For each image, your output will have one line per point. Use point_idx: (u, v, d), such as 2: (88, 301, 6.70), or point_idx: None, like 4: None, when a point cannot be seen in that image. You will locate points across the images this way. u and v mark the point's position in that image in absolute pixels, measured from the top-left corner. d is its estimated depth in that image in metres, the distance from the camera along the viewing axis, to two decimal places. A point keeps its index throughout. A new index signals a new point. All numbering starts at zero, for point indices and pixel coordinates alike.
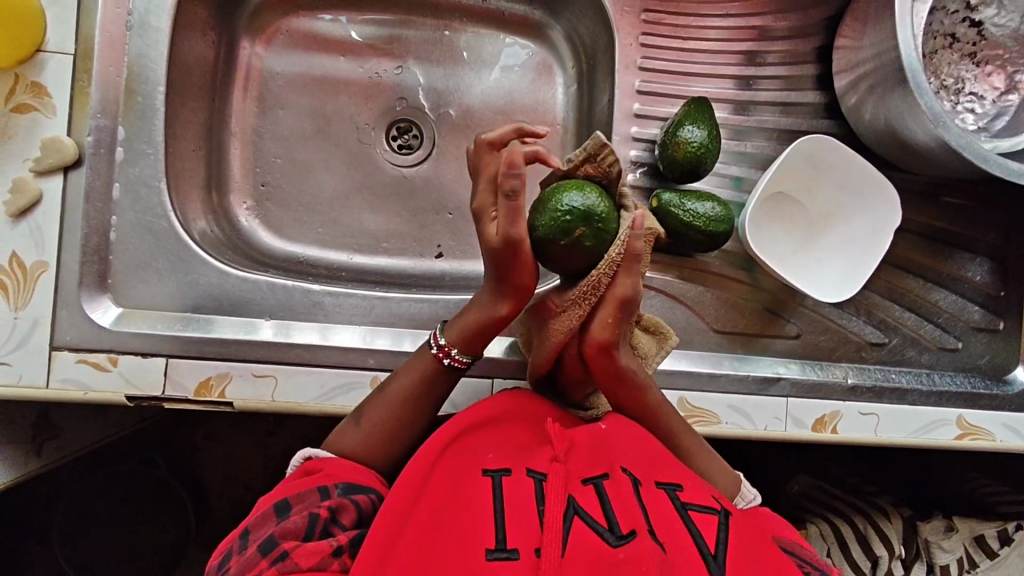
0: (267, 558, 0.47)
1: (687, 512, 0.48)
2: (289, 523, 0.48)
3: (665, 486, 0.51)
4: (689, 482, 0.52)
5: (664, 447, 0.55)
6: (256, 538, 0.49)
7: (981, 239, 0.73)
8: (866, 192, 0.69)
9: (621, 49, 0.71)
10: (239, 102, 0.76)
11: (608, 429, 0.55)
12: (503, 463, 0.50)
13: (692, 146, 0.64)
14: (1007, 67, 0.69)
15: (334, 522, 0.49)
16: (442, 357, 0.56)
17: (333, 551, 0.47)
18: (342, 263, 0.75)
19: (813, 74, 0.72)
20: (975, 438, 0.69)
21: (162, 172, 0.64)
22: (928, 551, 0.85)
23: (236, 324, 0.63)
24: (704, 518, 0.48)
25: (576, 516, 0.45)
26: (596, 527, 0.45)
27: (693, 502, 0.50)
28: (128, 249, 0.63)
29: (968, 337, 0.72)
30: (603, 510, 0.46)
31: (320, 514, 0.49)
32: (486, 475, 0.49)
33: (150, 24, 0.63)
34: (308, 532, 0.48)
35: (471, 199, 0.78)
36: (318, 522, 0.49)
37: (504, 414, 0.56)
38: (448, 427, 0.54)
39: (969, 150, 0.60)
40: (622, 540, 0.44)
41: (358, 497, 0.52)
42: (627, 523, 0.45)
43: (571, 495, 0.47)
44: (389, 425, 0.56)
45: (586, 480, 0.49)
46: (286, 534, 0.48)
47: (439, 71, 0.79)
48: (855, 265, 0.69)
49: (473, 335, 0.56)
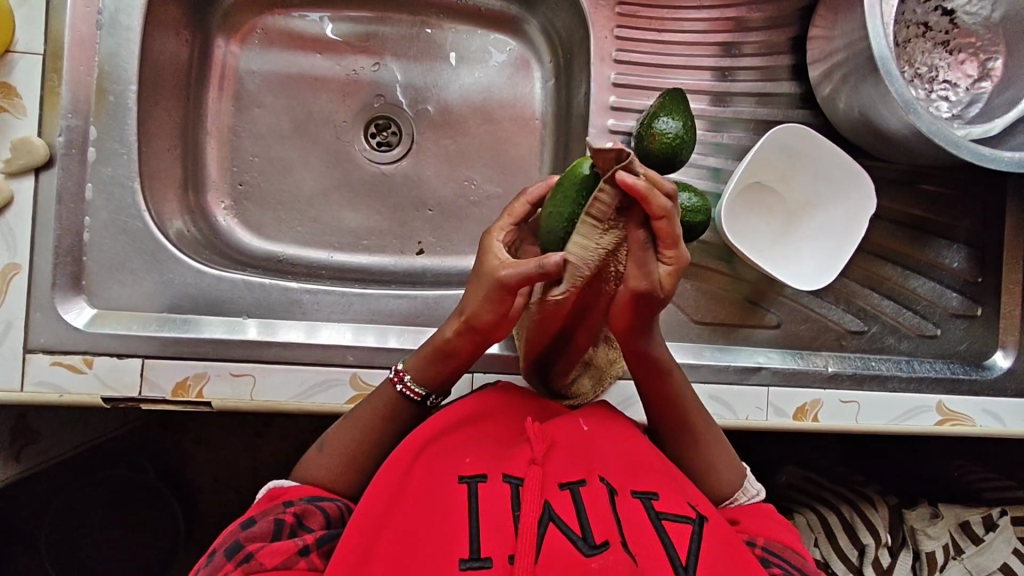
0: (232, 560, 0.48)
1: (661, 522, 0.49)
2: (256, 528, 0.50)
3: (641, 496, 0.51)
4: (666, 489, 0.52)
5: (643, 445, 0.57)
6: (219, 547, 0.50)
7: (958, 226, 0.73)
8: (842, 182, 0.69)
9: (597, 43, 0.71)
10: (215, 100, 0.75)
11: (591, 432, 0.55)
12: (479, 468, 0.50)
13: (667, 137, 0.62)
14: (979, 55, 0.70)
15: (301, 525, 0.51)
16: (397, 383, 0.58)
17: (299, 550, 0.49)
18: (322, 261, 0.75)
19: (788, 65, 0.72)
20: (955, 424, 0.69)
21: (135, 171, 0.63)
22: (915, 539, 0.86)
23: (215, 324, 0.63)
24: (678, 529, 0.49)
25: (551, 523, 0.46)
26: (570, 536, 0.46)
27: (668, 511, 0.50)
28: (102, 250, 0.62)
29: (947, 323, 0.72)
30: (578, 518, 0.47)
31: (287, 518, 0.51)
32: (461, 482, 0.49)
33: (120, 23, 0.63)
34: (275, 534, 0.50)
35: (451, 195, 0.78)
36: (284, 526, 0.51)
37: (481, 414, 0.56)
38: (424, 429, 0.55)
39: (940, 137, 0.60)
40: (594, 550, 0.45)
41: (325, 505, 0.54)
42: (601, 533, 0.46)
43: (547, 501, 0.47)
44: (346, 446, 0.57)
45: (563, 484, 0.49)
46: (252, 538, 0.50)
47: (417, 68, 0.79)
48: (833, 253, 0.69)
49: (427, 363, 0.57)
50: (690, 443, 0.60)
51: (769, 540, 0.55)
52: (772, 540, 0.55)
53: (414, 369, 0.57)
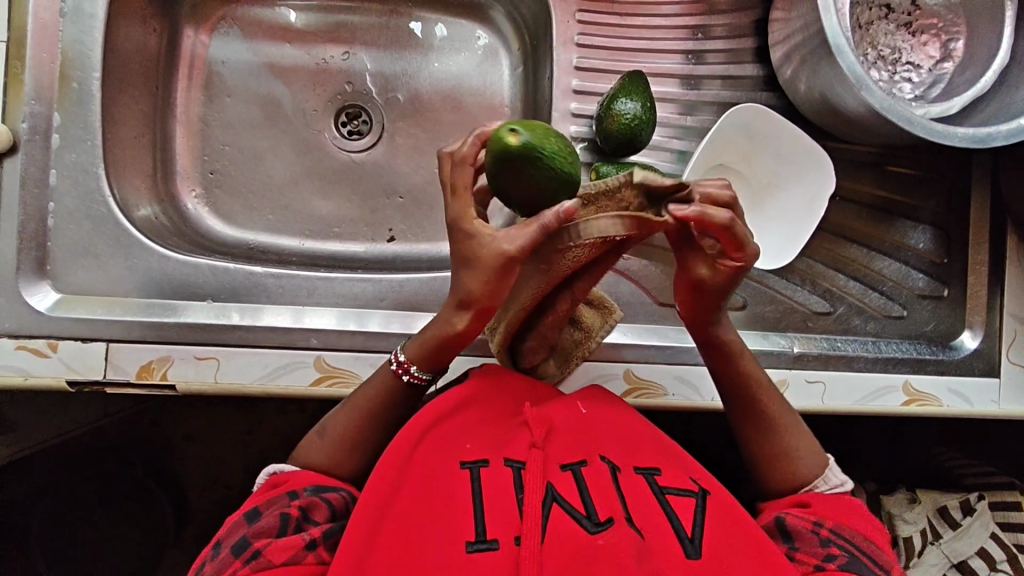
0: (239, 558, 0.48)
1: (664, 497, 0.50)
2: (263, 523, 0.50)
3: (643, 472, 0.52)
4: (666, 465, 0.53)
5: (642, 425, 0.56)
6: (228, 543, 0.50)
7: (924, 207, 0.73)
8: (802, 162, 0.69)
9: (558, 27, 0.71)
10: (184, 89, 0.76)
11: (589, 414, 0.55)
12: (480, 454, 0.50)
13: (626, 118, 0.62)
14: (941, 36, 0.70)
15: (307, 519, 0.51)
16: (394, 365, 0.56)
17: (307, 544, 0.49)
18: (293, 249, 0.75)
19: (752, 48, 0.72)
20: (921, 404, 0.69)
21: (100, 158, 0.64)
22: (893, 525, 0.87)
23: (195, 309, 0.63)
24: (681, 502, 0.50)
25: (555, 503, 0.46)
26: (574, 515, 0.46)
27: (670, 485, 0.51)
28: (66, 236, 0.63)
29: (914, 304, 0.73)
30: (581, 496, 0.47)
31: (292, 512, 0.51)
32: (463, 468, 0.49)
33: (84, 11, 0.63)
34: (280, 530, 0.49)
35: (420, 182, 0.78)
36: (290, 520, 0.50)
37: (477, 400, 0.55)
38: (419, 418, 0.53)
39: (894, 113, 0.60)
40: (600, 527, 0.45)
41: (330, 495, 0.53)
42: (605, 510, 0.46)
43: (549, 482, 0.48)
44: (346, 432, 0.57)
45: (564, 466, 0.49)
46: (259, 534, 0.49)
47: (386, 56, 0.80)
48: (794, 232, 0.69)
49: (426, 343, 0.54)
50: (756, 417, 0.59)
51: (841, 525, 0.53)
52: (842, 525, 0.53)
53: (413, 349, 0.55)
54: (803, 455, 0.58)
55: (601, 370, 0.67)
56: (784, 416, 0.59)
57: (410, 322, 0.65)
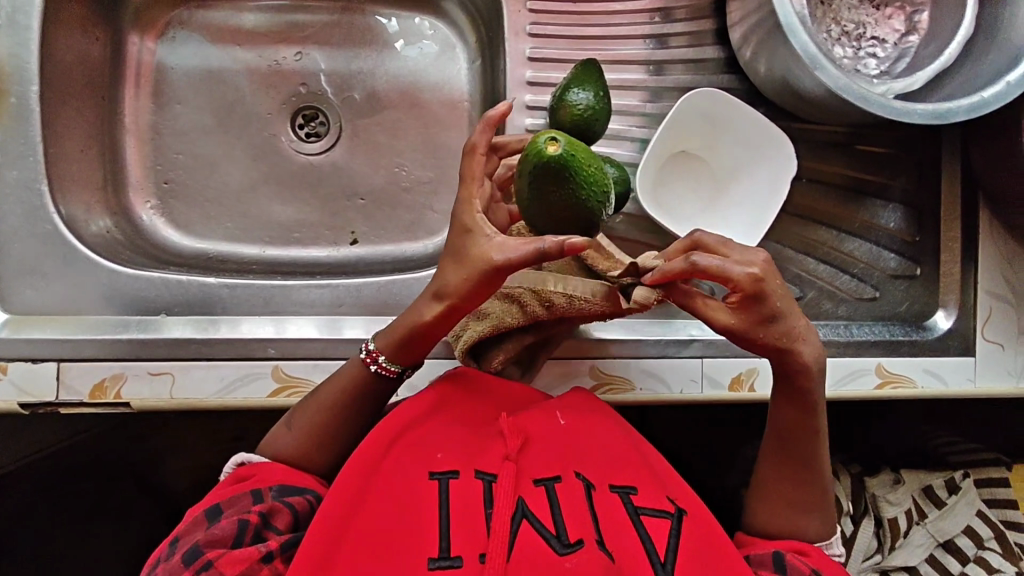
0: (191, 567, 0.48)
1: (639, 517, 0.49)
2: (218, 530, 0.49)
3: (619, 490, 0.51)
4: (643, 481, 0.52)
5: (624, 435, 0.55)
6: (186, 541, 0.49)
7: (894, 185, 0.72)
8: (765, 145, 0.67)
9: (509, 18, 0.69)
10: (132, 98, 0.74)
11: (569, 425, 0.53)
12: (451, 464, 0.49)
13: (579, 108, 0.59)
14: (906, 8, 0.68)
15: (267, 526, 0.50)
16: (370, 362, 0.55)
17: (262, 557, 0.48)
18: (254, 256, 0.74)
19: (711, 29, 0.70)
20: (896, 386, 0.68)
21: (43, 174, 0.62)
22: (876, 505, 0.85)
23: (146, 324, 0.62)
24: (656, 522, 0.49)
25: (524, 520, 0.46)
26: (543, 533, 0.45)
27: (646, 505, 0.50)
28: (12, 255, 0.61)
29: (887, 285, 0.71)
30: (552, 514, 0.46)
31: (251, 520, 0.49)
32: (432, 478, 0.49)
33: (19, 23, 0.62)
34: (237, 539, 0.49)
35: (381, 182, 0.77)
36: (248, 529, 0.49)
37: (451, 403, 0.54)
38: (390, 421, 0.52)
39: (847, 92, 0.58)
40: (568, 549, 0.45)
41: (293, 499, 0.52)
42: (574, 531, 0.46)
43: (522, 497, 0.47)
44: (313, 427, 0.56)
45: (538, 480, 0.49)
46: (214, 541, 0.48)
47: (340, 55, 0.78)
48: (758, 218, 0.67)
49: (401, 335, 0.54)
50: (789, 464, 0.58)
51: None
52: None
53: (387, 340, 0.55)
54: (812, 510, 0.58)
55: (566, 367, 0.65)
56: (814, 487, 0.58)
57: (369, 327, 0.64)
